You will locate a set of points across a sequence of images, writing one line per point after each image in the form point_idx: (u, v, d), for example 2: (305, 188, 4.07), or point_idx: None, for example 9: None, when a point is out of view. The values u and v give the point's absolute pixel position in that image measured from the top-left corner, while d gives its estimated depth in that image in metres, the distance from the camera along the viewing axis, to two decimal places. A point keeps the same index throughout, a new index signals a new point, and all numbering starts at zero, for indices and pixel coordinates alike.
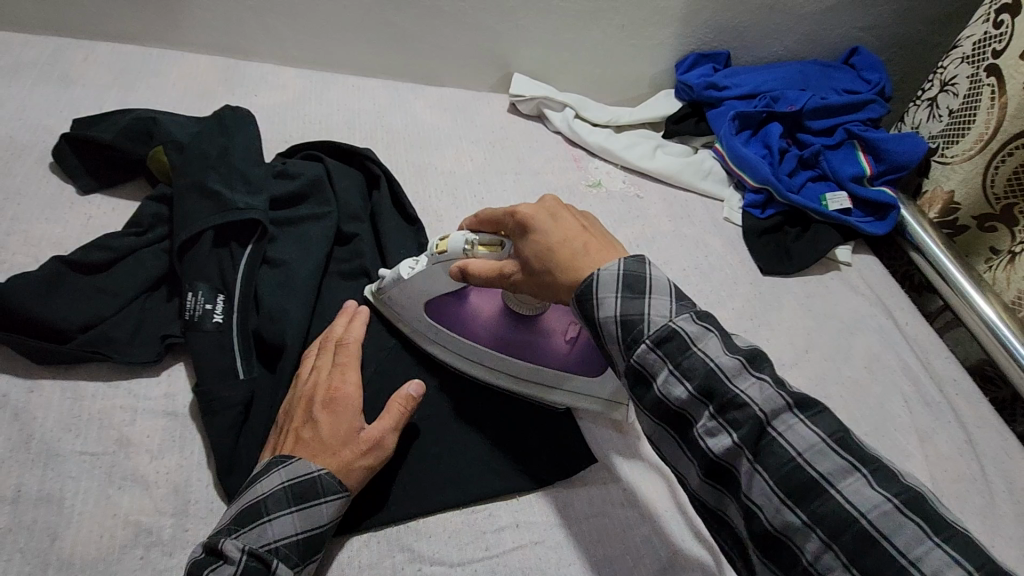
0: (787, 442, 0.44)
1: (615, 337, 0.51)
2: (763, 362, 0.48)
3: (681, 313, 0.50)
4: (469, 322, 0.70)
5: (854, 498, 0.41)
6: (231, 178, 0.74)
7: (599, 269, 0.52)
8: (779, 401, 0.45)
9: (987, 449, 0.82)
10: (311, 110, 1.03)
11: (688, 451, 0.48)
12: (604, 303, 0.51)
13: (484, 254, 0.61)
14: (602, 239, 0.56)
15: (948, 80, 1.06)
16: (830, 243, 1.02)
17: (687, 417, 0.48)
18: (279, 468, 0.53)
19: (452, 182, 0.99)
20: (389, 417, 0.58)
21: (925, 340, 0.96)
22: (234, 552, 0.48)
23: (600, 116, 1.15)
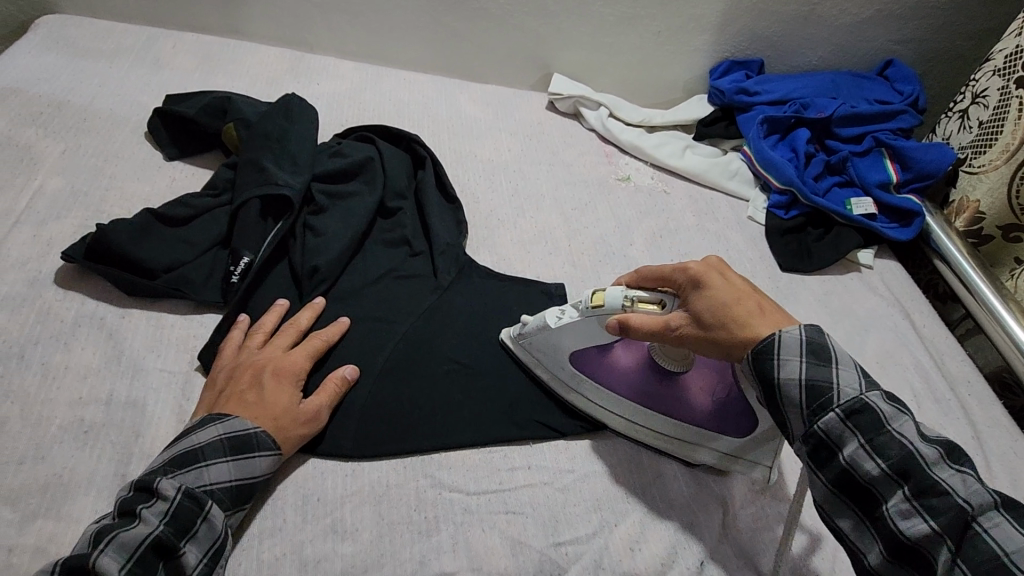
0: (994, 539, 0.46)
1: (798, 402, 0.55)
2: (964, 457, 0.51)
3: (870, 390, 0.53)
4: (612, 375, 0.70)
5: (1004, 542, 0.46)
6: (283, 159, 0.84)
7: (781, 332, 0.56)
8: (934, 456, 0.50)
9: (994, 445, 0.84)
10: (367, 99, 1.14)
11: (872, 527, 0.52)
12: (788, 365, 0.55)
13: (642, 310, 0.62)
14: (769, 303, 0.60)
15: (980, 92, 1.08)
16: (851, 244, 1.06)
17: (876, 494, 0.51)
18: (218, 423, 0.59)
19: (490, 169, 1.07)
20: (326, 394, 0.66)
21: (941, 341, 0.98)
22: (169, 491, 0.52)
23: (633, 116, 1.21)
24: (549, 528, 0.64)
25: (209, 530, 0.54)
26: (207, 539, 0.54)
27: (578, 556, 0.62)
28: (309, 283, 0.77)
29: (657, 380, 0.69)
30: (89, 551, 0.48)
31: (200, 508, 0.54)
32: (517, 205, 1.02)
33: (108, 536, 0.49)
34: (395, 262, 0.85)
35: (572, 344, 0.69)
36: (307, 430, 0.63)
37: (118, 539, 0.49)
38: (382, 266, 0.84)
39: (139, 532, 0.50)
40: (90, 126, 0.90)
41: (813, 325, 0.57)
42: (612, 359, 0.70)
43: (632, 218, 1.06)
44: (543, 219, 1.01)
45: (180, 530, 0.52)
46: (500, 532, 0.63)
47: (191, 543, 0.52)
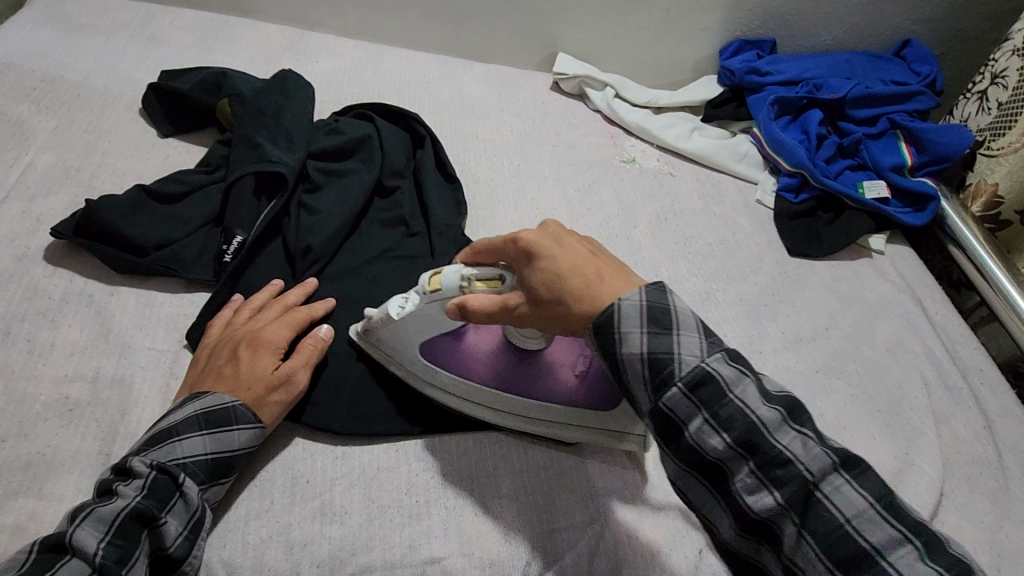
0: (836, 506, 0.44)
1: (641, 376, 0.49)
2: (803, 415, 0.47)
3: (712, 355, 0.48)
4: (508, 365, 0.65)
5: (845, 508, 0.44)
6: (279, 136, 0.82)
7: (621, 300, 0.49)
8: (776, 419, 0.46)
9: (1007, 436, 0.81)
10: (367, 77, 1.11)
11: (722, 502, 0.48)
12: (628, 339, 0.48)
13: (483, 289, 0.56)
14: (611, 265, 0.53)
15: (998, 72, 1.05)
16: (862, 229, 1.02)
17: (725, 469, 0.47)
18: (193, 401, 0.58)
19: (491, 150, 1.04)
20: (301, 356, 0.63)
21: (954, 330, 0.95)
22: (143, 468, 0.52)
23: (640, 96, 1.19)
24: (542, 514, 0.62)
25: (188, 503, 0.53)
26: (184, 513, 0.52)
27: (571, 542, 0.61)
28: (302, 261, 0.76)
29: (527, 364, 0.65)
30: (65, 527, 0.46)
31: (174, 482, 0.52)
32: (518, 186, 0.99)
33: (84, 514, 0.48)
34: (391, 242, 0.83)
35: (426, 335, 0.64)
36: (283, 396, 0.61)
37: (94, 513, 0.48)
38: (378, 246, 0.82)
39: (116, 506, 0.49)
40: (83, 101, 0.89)
41: (658, 286, 0.50)
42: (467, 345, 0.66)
43: (636, 200, 1.03)
44: (544, 201, 0.98)
45: (159, 503, 0.51)
46: (492, 517, 0.61)
47: (171, 515, 0.51)
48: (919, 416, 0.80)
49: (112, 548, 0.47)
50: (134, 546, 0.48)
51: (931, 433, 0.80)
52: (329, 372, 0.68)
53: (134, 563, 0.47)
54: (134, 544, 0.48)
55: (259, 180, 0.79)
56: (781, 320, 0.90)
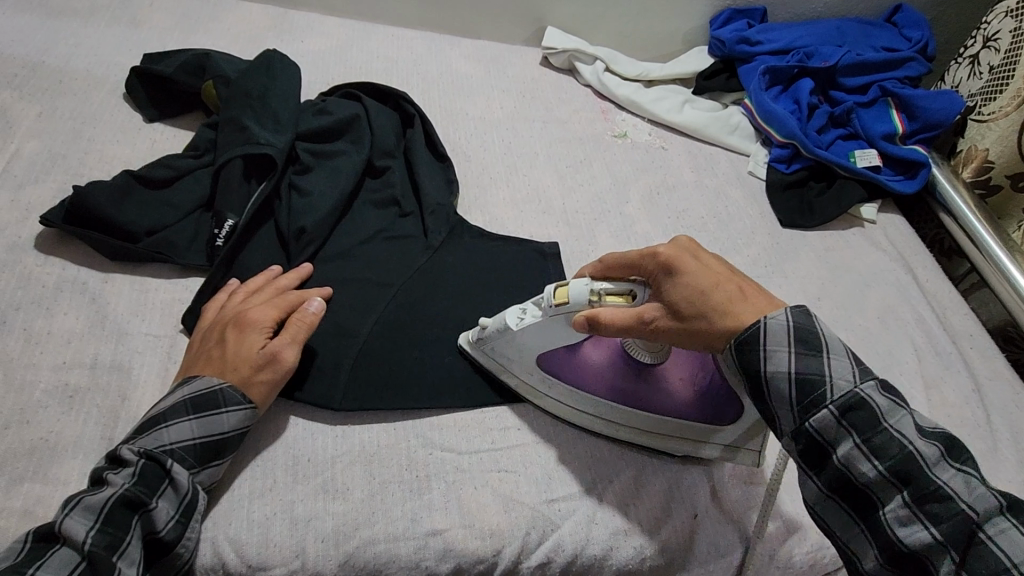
0: (1002, 548, 0.45)
1: (784, 398, 0.52)
2: (965, 454, 0.49)
3: (865, 382, 0.50)
4: (583, 375, 0.66)
5: (1011, 551, 0.44)
6: (265, 118, 0.81)
7: (768, 318, 0.52)
8: (937, 453, 0.48)
9: (995, 399, 0.83)
10: (353, 56, 1.10)
11: (866, 530, 0.50)
12: (835, 364, 0.51)
13: (613, 303, 0.57)
14: (753, 284, 0.56)
15: (991, 35, 1.04)
16: (853, 198, 1.03)
17: (873, 497, 0.49)
18: (185, 386, 0.59)
19: (482, 127, 1.04)
20: (288, 334, 0.63)
21: (944, 297, 0.96)
22: (132, 455, 0.53)
23: (630, 70, 1.17)
24: (541, 485, 0.63)
25: (177, 487, 0.53)
26: (176, 498, 0.53)
27: (570, 512, 0.62)
28: (295, 243, 0.76)
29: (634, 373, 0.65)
30: (56, 516, 0.49)
31: (163, 468, 0.53)
32: (510, 163, 0.99)
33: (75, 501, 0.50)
34: (384, 222, 0.83)
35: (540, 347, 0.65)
36: (271, 375, 0.61)
37: (83, 502, 0.49)
38: (371, 227, 0.82)
39: (103, 494, 0.50)
40: (66, 87, 0.87)
41: (802, 308, 0.53)
42: (581, 355, 0.66)
43: (628, 175, 1.03)
44: (536, 178, 0.98)
45: (147, 489, 0.52)
46: (493, 490, 0.62)
47: (161, 500, 0.52)
48: (909, 380, 0.82)
49: (99, 535, 0.48)
50: (123, 533, 0.49)
51: (921, 397, 0.81)
52: (329, 352, 0.68)
53: (124, 548, 0.49)
54: (123, 530, 0.50)
55: (247, 164, 0.78)
56: (774, 291, 0.91)
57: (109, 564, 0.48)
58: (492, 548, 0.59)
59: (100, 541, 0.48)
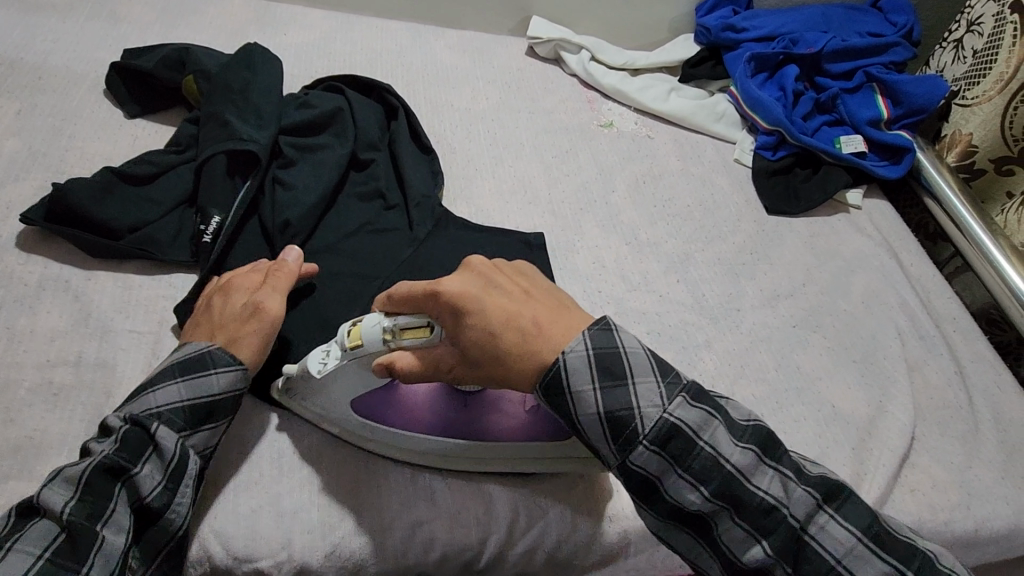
0: (823, 546, 0.53)
1: (604, 436, 0.54)
2: (775, 450, 0.55)
3: (674, 403, 0.53)
4: (397, 414, 0.62)
5: (829, 544, 0.53)
6: (247, 112, 0.81)
7: (566, 354, 0.53)
8: (754, 459, 0.54)
9: (978, 381, 0.84)
10: (336, 48, 1.09)
11: (709, 548, 0.55)
12: (642, 390, 0.54)
13: (410, 342, 0.54)
14: (547, 305, 0.56)
15: (974, 20, 1.04)
16: (839, 184, 1.03)
17: (709, 520, 0.54)
18: (176, 354, 0.60)
19: (467, 118, 1.03)
20: (273, 288, 0.64)
21: (928, 281, 0.96)
22: (116, 422, 0.53)
23: (616, 59, 1.17)
24: (528, 473, 0.64)
25: (163, 452, 0.53)
26: (162, 464, 0.53)
27: (557, 499, 0.63)
28: (280, 237, 0.75)
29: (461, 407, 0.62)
30: (40, 489, 0.49)
31: (149, 433, 0.53)
32: (496, 154, 0.99)
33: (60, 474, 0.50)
34: (369, 215, 0.83)
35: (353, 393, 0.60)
36: (260, 326, 0.62)
37: (66, 473, 0.50)
38: (355, 220, 0.82)
39: (85, 463, 0.50)
40: (45, 84, 0.86)
41: (603, 327, 0.55)
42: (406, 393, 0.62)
43: (614, 164, 1.03)
44: (522, 168, 0.98)
45: (132, 456, 0.52)
46: (479, 479, 0.63)
47: (145, 466, 0.52)
48: (893, 364, 0.83)
49: (80, 504, 0.48)
50: (106, 500, 0.49)
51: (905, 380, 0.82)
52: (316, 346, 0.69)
53: (107, 516, 0.49)
54: (105, 497, 0.49)
55: (232, 159, 0.78)
56: (760, 278, 0.91)
57: (92, 534, 0.47)
58: (479, 536, 0.60)
59: (79, 510, 0.48)
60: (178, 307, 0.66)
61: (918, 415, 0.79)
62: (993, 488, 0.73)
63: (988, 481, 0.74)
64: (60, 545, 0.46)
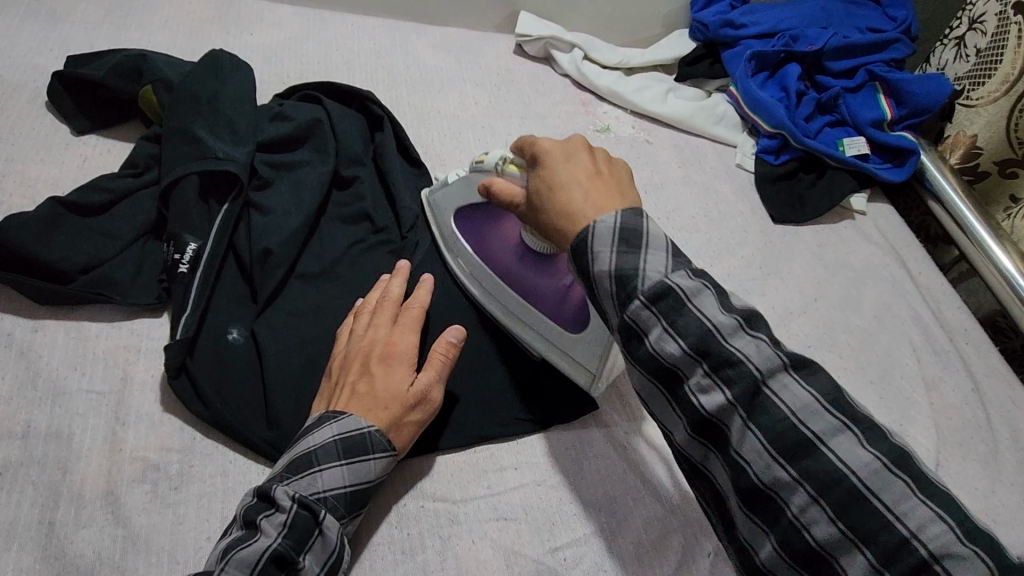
0: (911, 527, 0.36)
1: (612, 299, 0.45)
2: (807, 365, 0.42)
3: (697, 288, 0.43)
4: (487, 244, 0.70)
5: (849, 458, 0.38)
6: (218, 127, 0.71)
7: (597, 222, 0.46)
8: (834, 420, 0.39)
9: (994, 397, 0.82)
10: (308, 49, 1.00)
11: (716, 459, 0.43)
12: (602, 259, 0.45)
13: (511, 174, 0.58)
14: (617, 187, 0.50)
15: (976, 18, 1.00)
16: (845, 190, 1.00)
17: (715, 421, 0.42)
18: (331, 423, 0.54)
19: (456, 126, 0.96)
20: (432, 370, 0.59)
21: (937, 290, 0.94)
22: (285, 501, 0.49)
23: (611, 58, 1.11)
24: (544, 533, 0.58)
25: (325, 540, 0.50)
26: (324, 552, 0.50)
27: (576, 560, 0.58)
28: (260, 267, 0.66)
29: (523, 261, 0.67)
30: (211, 570, 0.46)
31: (315, 520, 0.49)
32: None
33: (229, 551, 0.46)
34: (355, 239, 0.74)
35: (460, 203, 0.70)
36: (421, 415, 0.58)
37: (237, 555, 0.46)
38: (340, 244, 0.73)
39: (256, 546, 0.47)
40: None
41: (644, 211, 0.47)
42: (478, 245, 0.70)
43: None
44: None
45: (296, 543, 0.48)
46: (491, 542, 0.57)
47: (309, 556, 0.49)
48: (911, 384, 0.80)
49: None
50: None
51: (923, 400, 0.79)
52: (303, 395, 0.60)
53: None
54: None
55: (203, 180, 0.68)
56: (770, 294, 0.87)
57: None
58: None
59: None
60: (166, 349, 0.58)
61: (939, 439, 0.76)
62: (1016, 515, 0.71)
63: (1012, 507, 0.72)
64: None
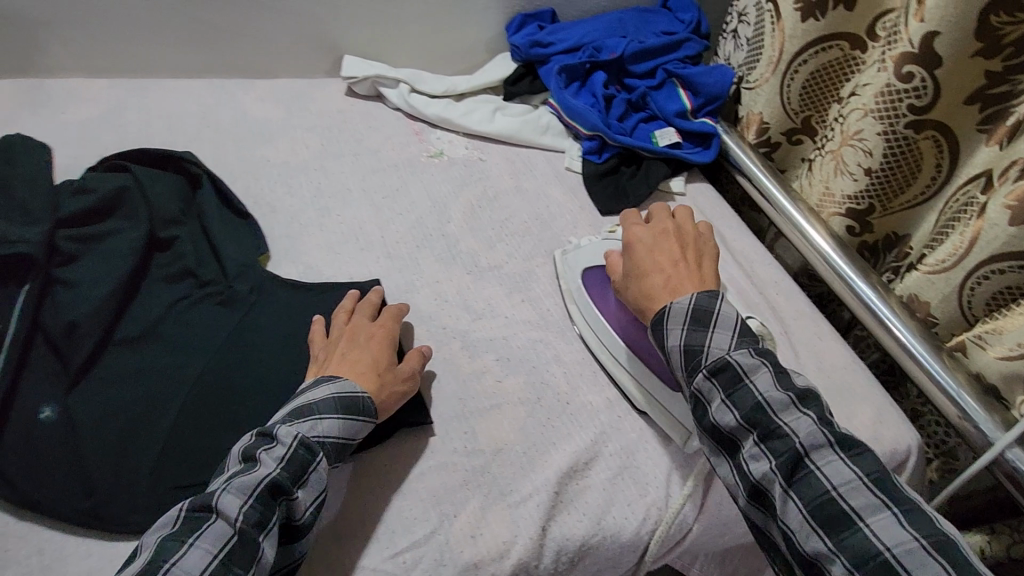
0: (846, 499, 0.52)
1: (682, 365, 0.64)
2: (810, 400, 0.58)
3: (739, 349, 0.62)
4: (618, 301, 0.81)
5: (832, 475, 0.53)
6: (10, 210, 0.71)
7: (671, 304, 0.66)
8: (821, 440, 0.55)
9: (802, 336, 0.92)
10: (129, 119, 1.01)
11: (738, 474, 0.59)
12: (671, 333, 0.65)
13: (631, 248, 0.79)
14: (695, 270, 0.70)
15: (742, 12, 1.14)
16: (659, 176, 1.11)
17: (737, 442, 0.59)
18: (329, 383, 0.64)
19: (287, 173, 0.99)
20: (410, 360, 0.71)
21: (751, 252, 1.05)
22: (287, 438, 0.57)
23: (437, 87, 1.18)
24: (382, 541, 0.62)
25: (317, 479, 0.58)
26: (316, 486, 0.58)
27: (415, 561, 0.61)
28: (67, 342, 0.66)
29: None
30: (213, 491, 0.52)
31: (314, 457, 0.58)
32: (321, 205, 0.95)
33: (231, 478, 0.54)
34: (176, 300, 0.75)
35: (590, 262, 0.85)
36: (400, 387, 0.68)
37: (237, 481, 0.53)
38: (159, 306, 0.74)
39: (257, 474, 0.54)
40: None
41: (709, 295, 0.66)
42: (608, 298, 0.82)
43: (448, 193, 1.03)
44: (351, 215, 0.94)
45: (294, 476, 0.56)
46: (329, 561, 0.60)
47: (304, 489, 0.57)
48: None
49: (250, 511, 0.52)
50: (270, 513, 0.54)
51: None
52: (124, 460, 0.61)
53: (268, 529, 0.53)
54: (270, 511, 0.54)
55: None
56: None
57: (255, 543, 0.52)
58: None
59: (253, 519, 0.52)
60: None
61: None
62: None
63: None
64: (232, 549, 0.50)
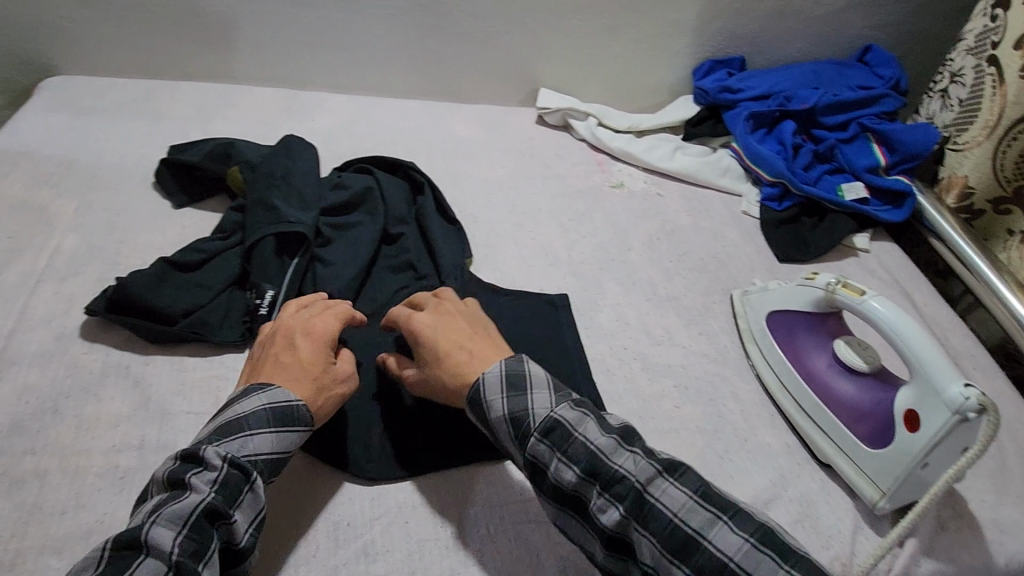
0: (687, 523, 0.52)
1: (510, 436, 0.60)
2: (633, 437, 0.58)
3: (560, 406, 0.59)
4: (806, 350, 0.82)
5: (668, 503, 0.53)
6: (290, 196, 0.86)
7: (484, 374, 0.61)
8: (653, 472, 0.55)
9: (1005, 417, 0.85)
10: (360, 130, 1.18)
11: (588, 527, 0.57)
12: (493, 406, 0.60)
13: (843, 296, 0.76)
14: (482, 344, 0.66)
15: (956, 71, 1.10)
16: (846, 231, 1.08)
17: (583, 497, 0.56)
18: (259, 393, 0.61)
19: (487, 189, 1.09)
20: (347, 360, 0.69)
21: (943, 320, 0.99)
22: (216, 460, 0.55)
23: (622, 122, 1.25)
24: None
25: (252, 501, 0.56)
26: (251, 509, 0.56)
27: None
28: None
29: (835, 371, 0.79)
30: (140, 523, 0.50)
31: (246, 480, 0.56)
32: (516, 220, 1.04)
33: (160, 508, 0.51)
34: (400, 287, 0.87)
35: (778, 305, 0.86)
36: (341, 391, 0.66)
37: (169, 510, 0.51)
38: (387, 291, 0.86)
39: (187, 502, 0.52)
40: (99, 183, 0.95)
41: (516, 358, 0.63)
42: (797, 346, 0.83)
43: (628, 223, 1.08)
44: (542, 233, 1.02)
45: (228, 500, 0.54)
46: (523, 540, 0.66)
47: (239, 512, 0.55)
48: None
49: (187, 542, 0.50)
50: (207, 540, 0.51)
51: None
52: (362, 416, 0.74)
53: (208, 558, 0.51)
54: (207, 539, 0.52)
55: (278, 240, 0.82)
56: None
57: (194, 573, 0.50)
58: None
59: (188, 551, 0.50)
60: None
61: None
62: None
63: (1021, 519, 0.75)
64: None
